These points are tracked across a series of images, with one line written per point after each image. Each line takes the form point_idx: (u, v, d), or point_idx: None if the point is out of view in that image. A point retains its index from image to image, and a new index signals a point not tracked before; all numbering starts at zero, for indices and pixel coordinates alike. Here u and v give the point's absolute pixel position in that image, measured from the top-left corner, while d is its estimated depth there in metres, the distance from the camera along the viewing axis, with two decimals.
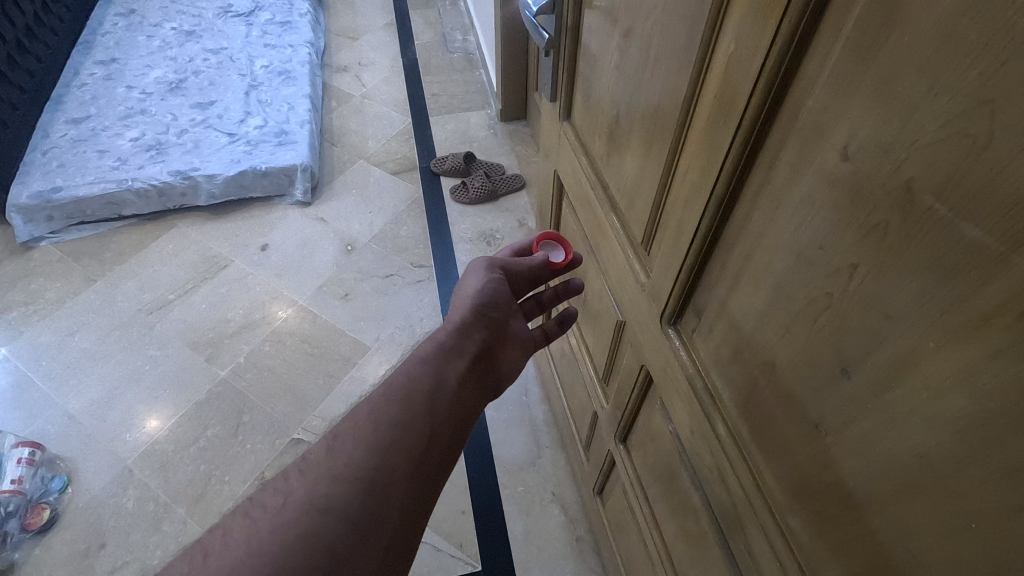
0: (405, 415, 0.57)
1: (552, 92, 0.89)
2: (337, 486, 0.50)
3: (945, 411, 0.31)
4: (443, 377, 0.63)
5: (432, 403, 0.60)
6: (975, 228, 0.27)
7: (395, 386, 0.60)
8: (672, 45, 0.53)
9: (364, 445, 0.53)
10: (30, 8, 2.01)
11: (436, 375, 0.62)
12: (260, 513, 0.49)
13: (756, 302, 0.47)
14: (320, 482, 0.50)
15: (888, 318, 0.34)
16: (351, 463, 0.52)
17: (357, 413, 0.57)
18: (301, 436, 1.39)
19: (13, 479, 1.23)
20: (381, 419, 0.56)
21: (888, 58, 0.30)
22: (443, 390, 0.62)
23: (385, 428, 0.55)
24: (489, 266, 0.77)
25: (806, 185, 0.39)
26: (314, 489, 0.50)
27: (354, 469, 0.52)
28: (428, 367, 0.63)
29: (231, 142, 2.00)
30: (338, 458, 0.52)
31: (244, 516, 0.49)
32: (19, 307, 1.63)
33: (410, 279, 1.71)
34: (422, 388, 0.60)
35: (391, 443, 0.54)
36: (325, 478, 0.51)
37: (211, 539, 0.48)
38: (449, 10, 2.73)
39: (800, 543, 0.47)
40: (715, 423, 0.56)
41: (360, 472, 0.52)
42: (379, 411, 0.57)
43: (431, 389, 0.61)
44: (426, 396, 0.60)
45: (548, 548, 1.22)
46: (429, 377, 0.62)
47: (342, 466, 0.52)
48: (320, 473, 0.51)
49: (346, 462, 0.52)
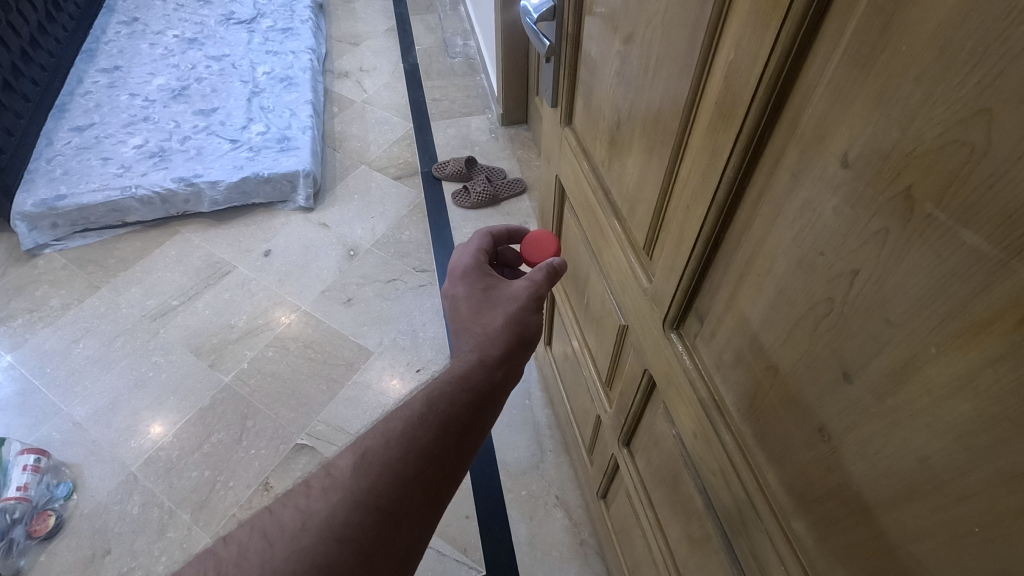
0: (436, 447, 0.55)
1: (552, 99, 0.90)
2: (355, 514, 0.49)
3: (946, 416, 0.32)
4: (481, 410, 0.60)
5: (464, 437, 0.58)
6: (974, 234, 0.28)
7: (435, 411, 0.57)
8: (672, 53, 0.53)
9: (388, 474, 0.52)
10: (35, 18, 2.04)
11: (476, 409, 0.60)
12: (278, 533, 0.48)
13: (758, 307, 0.47)
14: (342, 506, 0.49)
15: (889, 324, 0.34)
16: (374, 490, 0.51)
17: (389, 430, 0.54)
18: (306, 442, 1.39)
19: (18, 486, 1.23)
20: (412, 447, 0.54)
21: (885, 66, 0.31)
22: (476, 427, 0.59)
23: (414, 457, 0.53)
24: (532, 295, 0.69)
25: (807, 190, 0.39)
26: (333, 512, 0.49)
27: (375, 497, 0.50)
28: (471, 396, 0.60)
29: (234, 148, 2.01)
30: (361, 480, 0.51)
31: (262, 537, 0.48)
32: (24, 315, 1.64)
33: (413, 283, 1.71)
34: (460, 421, 0.58)
35: (415, 474, 0.53)
36: (346, 502, 0.49)
37: (226, 554, 0.48)
38: (450, 15, 2.75)
39: (805, 547, 0.47)
40: (720, 429, 0.56)
41: (380, 502, 0.50)
42: (413, 437, 0.54)
43: (468, 423, 0.59)
44: (461, 432, 0.57)
45: (552, 552, 1.22)
46: (469, 409, 0.59)
47: (363, 492, 0.50)
48: (341, 495, 0.50)
49: (369, 487, 0.51)
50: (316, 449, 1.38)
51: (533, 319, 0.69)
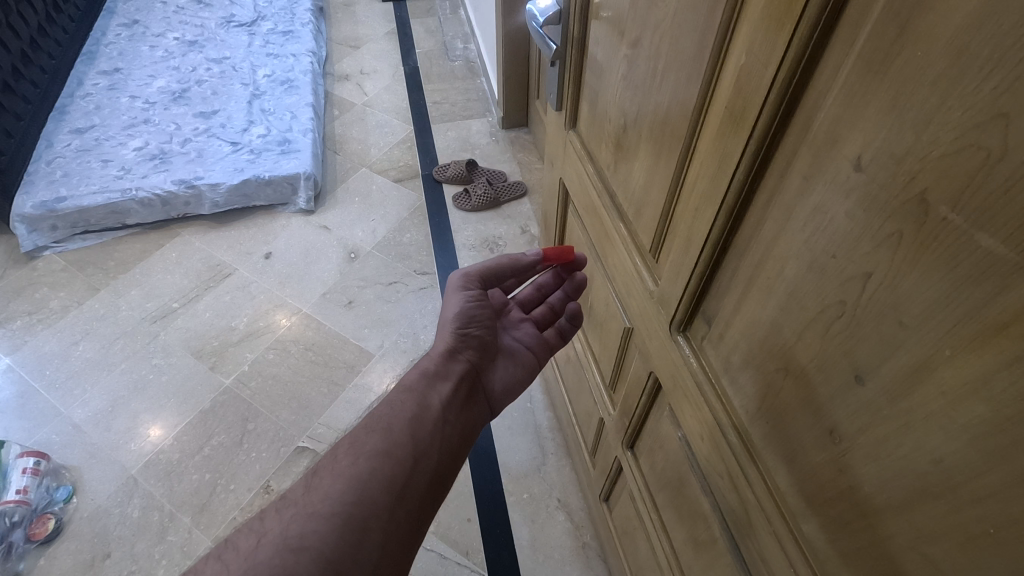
0: (385, 445, 0.61)
1: (557, 102, 0.90)
2: (313, 523, 0.53)
3: (960, 418, 0.32)
4: (427, 402, 0.67)
5: (415, 428, 0.64)
6: (990, 237, 0.28)
7: (377, 418, 0.64)
8: (681, 57, 0.54)
9: (342, 481, 0.57)
10: (35, 20, 2.04)
11: (419, 402, 0.67)
12: (235, 555, 0.52)
13: (766, 311, 0.48)
14: (295, 521, 0.54)
15: (902, 326, 0.34)
16: (327, 498, 0.55)
17: (338, 447, 0.61)
18: (306, 445, 1.39)
19: (18, 489, 1.23)
20: (361, 452, 0.60)
21: (900, 71, 0.31)
22: (425, 417, 0.66)
23: (365, 459, 0.59)
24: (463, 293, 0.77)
25: (819, 194, 0.39)
26: (289, 528, 0.53)
27: (330, 505, 0.55)
28: (411, 394, 0.67)
29: (234, 150, 2.01)
30: (315, 495, 0.56)
31: (216, 559, 0.52)
32: (23, 317, 1.63)
33: (413, 286, 1.71)
34: (404, 418, 0.64)
35: (369, 474, 0.58)
36: (300, 517, 0.54)
37: None
38: (449, 18, 2.76)
39: (814, 549, 0.48)
40: (727, 431, 0.56)
41: (337, 508, 0.55)
42: (359, 444, 0.61)
43: (414, 414, 0.65)
44: (409, 424, 0.64)
45: (555, 555, 1.22)
46: (412, 404, 0.66)
47: (318, 503, 0.55)
48: (295, 511, 0.55)
49: (323, 499, 0.55)
50: (316, 452, 1.37)
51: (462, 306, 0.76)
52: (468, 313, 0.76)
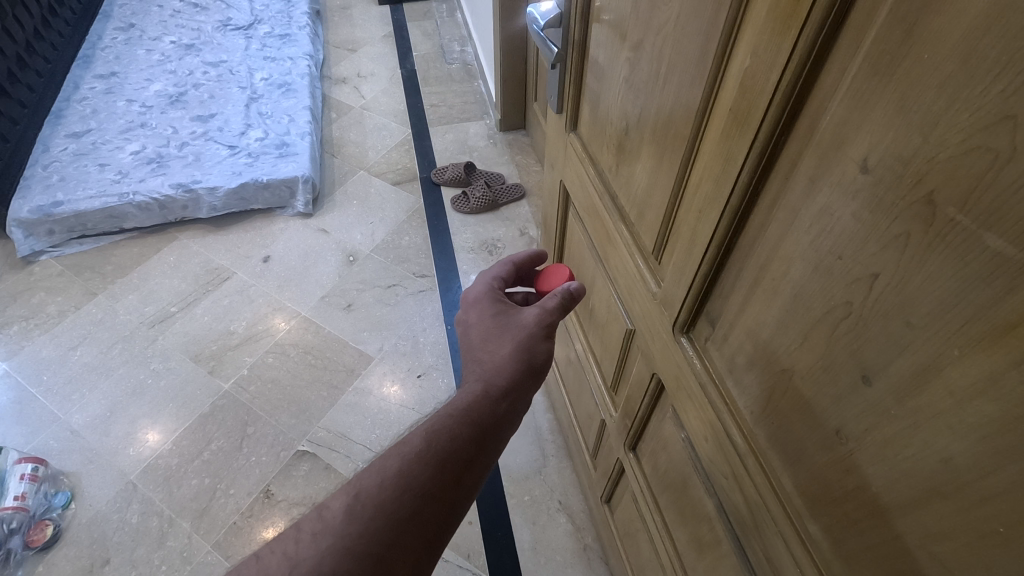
0: (434, 486, 0.53)
1: (558, 104, 0.90)
2: (343, 563, 0.47)
3: (968, 417, 0.32)
4: (484, 446, 0.58)
5: (466, 474, 0.55)
6: (998, 238, 0.28)
7: (433, 450, 0.55)
8: (684, 60, 0.54)
9: (381, 517, 0.50)
10: (30, 24, 2.04)
11: (477, 444, 0.57)
12: None
13: (772, 312, 0.48)
14: (331, 553, 0.48)
15: (910, 326, 0.35)
16: (364, 535, 0.49)
17: (385, 470, 0.53)
18: (307, 448, 1.39)
19: (15, 496, 1.21)
20: (408, 487, 0.52)
21: (906, 74, 0.31)
22: (478, 462, 0.57)
23: (410, 497, 0.52)
24: (542, 323, 0.67)
25: (825, 196, 0.40)
26: (322, 560, 0.48)
27: (365, 543, 0.49)
28: (473, 430, 0.57)
29: (232, 154, 2.01)
30: (352, 525, 0.49)
31: None
32: (20, 322, 1.62)
33: (413, 288, 1.71)
34: (458, 458, 0.55)
35: (410, 516, 0.51)
36: (335, 550, 0.48)
37: None
38: (447, 22, 2.77)
39: (820, 549, 0.48)
40: (731, 432, 0.57)
41: (372, 548, 0.49)
42: (409, 475, 0.53)
43: (470, 457, 0.56)
44: (461, 468, 0.55)
45: (556, 557, 1.22)
46: (471, 444, 0.57)
47: (354, 537, 0.49)
48: (331, 541, 0.49)
49: (360, 534, 0.49)
50: (317, 456, 1.37)
51: (541, 347, 0.66)
52: (547, 354, 0.67)
